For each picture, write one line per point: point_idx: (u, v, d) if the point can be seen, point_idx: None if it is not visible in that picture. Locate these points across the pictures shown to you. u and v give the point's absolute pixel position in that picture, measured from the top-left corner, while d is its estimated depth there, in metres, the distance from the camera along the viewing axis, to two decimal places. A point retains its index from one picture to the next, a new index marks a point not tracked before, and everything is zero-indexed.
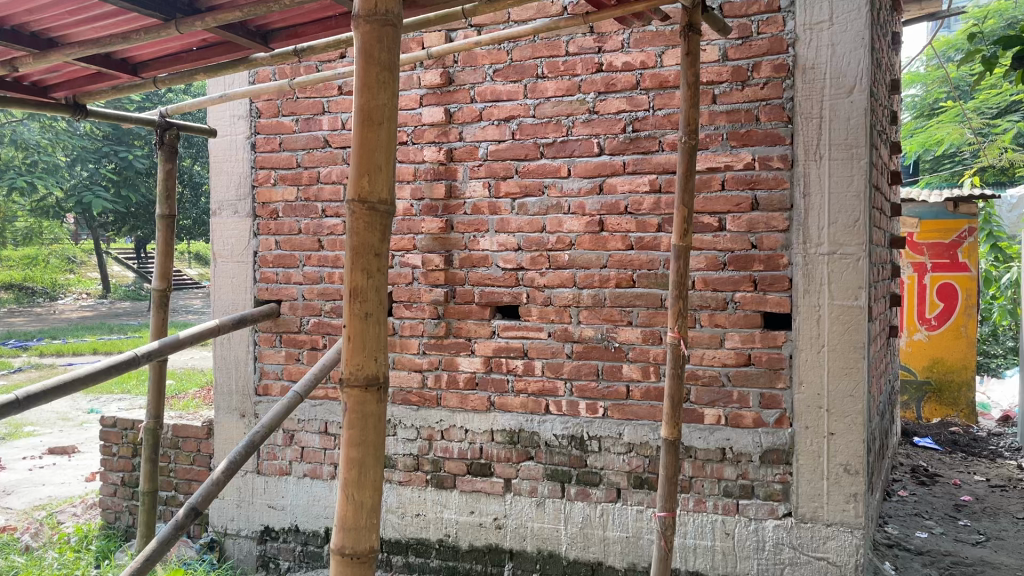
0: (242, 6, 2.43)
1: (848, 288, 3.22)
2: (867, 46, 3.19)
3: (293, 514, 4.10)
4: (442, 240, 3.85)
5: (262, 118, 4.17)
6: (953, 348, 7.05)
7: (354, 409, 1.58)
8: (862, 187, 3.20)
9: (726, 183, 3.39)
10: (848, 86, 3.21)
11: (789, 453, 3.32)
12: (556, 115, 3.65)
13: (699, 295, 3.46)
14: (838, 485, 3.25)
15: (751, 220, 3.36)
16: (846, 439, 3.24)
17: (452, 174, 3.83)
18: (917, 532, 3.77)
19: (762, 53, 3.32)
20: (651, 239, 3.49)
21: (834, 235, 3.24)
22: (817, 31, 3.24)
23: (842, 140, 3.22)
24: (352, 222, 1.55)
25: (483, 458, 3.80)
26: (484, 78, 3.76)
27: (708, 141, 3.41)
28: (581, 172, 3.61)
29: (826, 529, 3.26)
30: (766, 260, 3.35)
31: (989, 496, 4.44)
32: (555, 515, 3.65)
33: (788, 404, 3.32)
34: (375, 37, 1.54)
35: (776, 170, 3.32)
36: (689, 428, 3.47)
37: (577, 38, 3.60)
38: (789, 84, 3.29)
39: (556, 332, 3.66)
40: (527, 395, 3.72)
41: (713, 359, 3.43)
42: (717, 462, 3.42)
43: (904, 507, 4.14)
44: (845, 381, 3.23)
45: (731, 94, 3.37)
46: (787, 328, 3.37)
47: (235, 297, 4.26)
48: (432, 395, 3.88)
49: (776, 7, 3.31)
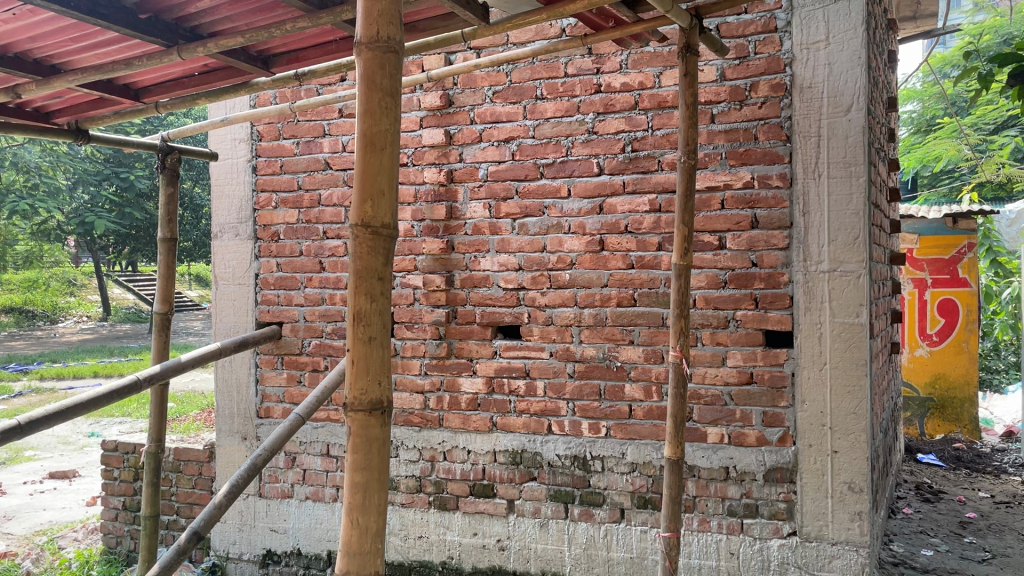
0: (243, 32, 2.45)
1: (849, 305, 3.23)
2: (864, 65, 3.20)
3: (294, 537, 4.08)
4: (443, 261, 3.86)
5: (262, 141, 4.20)
6: (954, 364, 7.04)
7: (358, 432, 1.58)
8: (861, 205, 3.21)
9: (725, 203, 3.41)
10: (846, 104, 3.23)
11: (793, 471, 3.31)
12: (556, 136, 3.67)
13: (699, 314, 3.47)
14: (843, 503, 3.23)
15: (751, 238, 3.37)
16: (850, 457, 3.23)
17: (452, 196, 3.85)
18: (922, 550, 3.75)
19: (759, 73, 3.35)
20: (652, 258, 3.50)
21: (834, 253, 3.24)
22: (814, 50, 3.27)
23: (841, 158, 3.24)
24: (355, 246, 1.56)
25: (485, 479, 3.78)
26: (484, 99, 3.79)
27: (707, 160, 3.44)
28: (580, 192, 3.62)
29: (832, 548, 3.24)
30: (767, 278, 3.35)
31: (994, 513, 4.40)
32: (559, 537, 3.63)
33: (791, 422, 3.32)
34: (378, 63, 1.56)
35: (775, 189, 3.34)
36: (692, 447, 3.46)
37: (575, 60, 3.62)
38: (787, 103, 3.31)
39: (557, 352, 3.67)
40: (529, 415, 3.71)
41: (715, 377, 3.43)
42: (720, 481, 3.41)
43: (909, 525, 4.11)
44: (848, 399, 3.23)
45: (729, 113, 3.40)
46: (789, 345, 3.37)
47: (237, 319, 4.26)
48: (434, 416, 3.87)
49: (773, 27, 3.33)
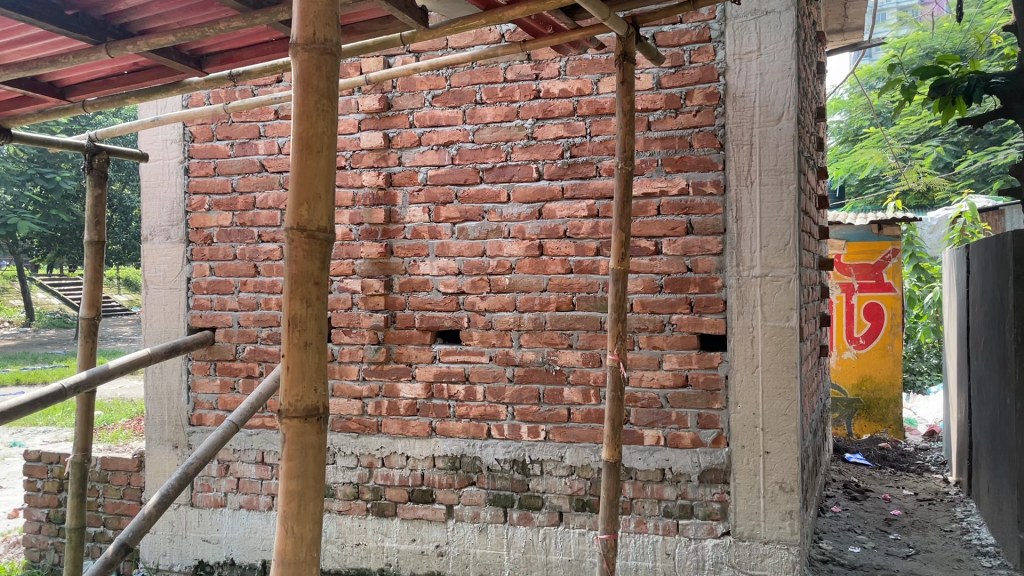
0: (176, 31, 2.39)
1: (780, 309, 3.31)
2: (794, 75, 3.30)
3: (228, 547, 3.98)
4: (381, 265, 3.83)
5: (195, 142, 4.10)
6: (880, 366, 7.28)
7: (293, 439, 1.55)
8: (791, 212, 3.30)
9: (661, 209, 3.47)
10: (777, 114, 3.32)
11: (726, 472, 3.38)
12: (495, 141, 3.68)
13: (636, 318, 3.52)
14: (774, 503, 3.31)
15: (686, 244, 3.44)
16: (781, 458, 3.31)
17: (391, 200, 3.82)
18: (850, 547, 3.86)
19: (694, 82, 3.43)
20: (590, 263, 3.54)
21: (765, 258, 3.33)
22: (746, 60, 3.36)
23: (772, 166, 3.33)
24: (290, 249, 1.53)
25: (424, 485, 3.76)
26: (423, 103, 3.77)
27: (643, 167, 3.49)
28: (520, 197, 3.64)
29: (764, 547, 3.32)
30: (701, 283, 3.42)
31: (918, 510, 4.57)
32: (497, 541, 3.63)
33: (724, 424, 3.39)
34: (314, 65, 1.54)
35: (709, 195, 3.41)
36: (629, 449, 3.50)
37: (514, 66, 3.64)
38: (721, 111, 3.39)
39: (497, 356, 3.67)
40: (468, 420, 3.71)
41: (651, 381, 3.48)
42: (656, 483, 3.47)
43: (838, 522, 4.24)
44: (779, 401, 3.31)
45: (665, 121, 3.46)
46: (722, 348, 3.44)
47: (168, 324, 4.15)
48: (372, 422, 3.84)
49: (707, 37, 3.41)
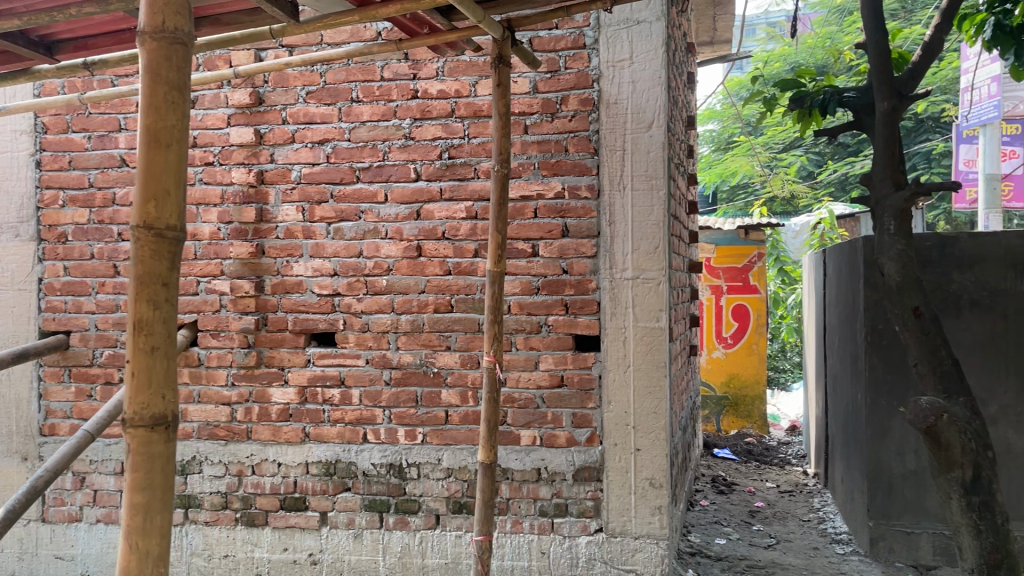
0: (19, 14, 2.23)
1: (650, 311, 3.41)
2: (663, 84, 3.41)
3: (83, 564, 3.74)
4: (252, 266, 3.70)
5: (48, 134, 3.84)
6: (746, 365, 7.64)
7: (138, 450, 1.47)
8: (661, 217, 3.41)
9: (538, 211, 3.51)
10: (647, 121, 3.42)
11: (600, 470, 3.45)
12: (372, 140, 3.62)
13: (514, 319, 3.54)
14: (645, 498, 3.41)
15: (562, 246, 3.49)
16: (651, 455, 3.41)
17: (263, 198, 3.69)
18: (716, 539, 4.02)
19: (569, 87, 3.48)
20: (468, 264, 3.54)
21: (637, 261, 3.42)
22: (618, 68, 3.44)
23: (643, 171, 3.42)
24: (136, 249, 1.45)
25: (297, 492, 3.66)
26: (297, 99, 3.67)
27: (521, 169, 3.52)
28: (397, 197, 3.60)
29: (634, 542, 3.41)
30: (577, 285, 3.48)
31: (779, 501, 4.81)
32: (373, 546, 3.57)
33: (598, 423, 3.46)
34: (163, 55, 1.46)
35: (584, 199, 3.47)
36: (505, 450, 3.52)
37: (391, 64, 3.60)
38: (595, 117, 3.46)
39: (373, 359, 3.61)
40: (343, 424, 3.63)
41: (528, 381, 3.52)
42: (532, 482, 3.50)
43: (706, 516, 4.40)
44: (649, 399, 3.41)
45: (541, 124, 3.50)
46: (596, 348, 3.51)
47: (16, 328, 3.86)
48: (241, 429, 3.70)
49: (582, 43, 3.48)
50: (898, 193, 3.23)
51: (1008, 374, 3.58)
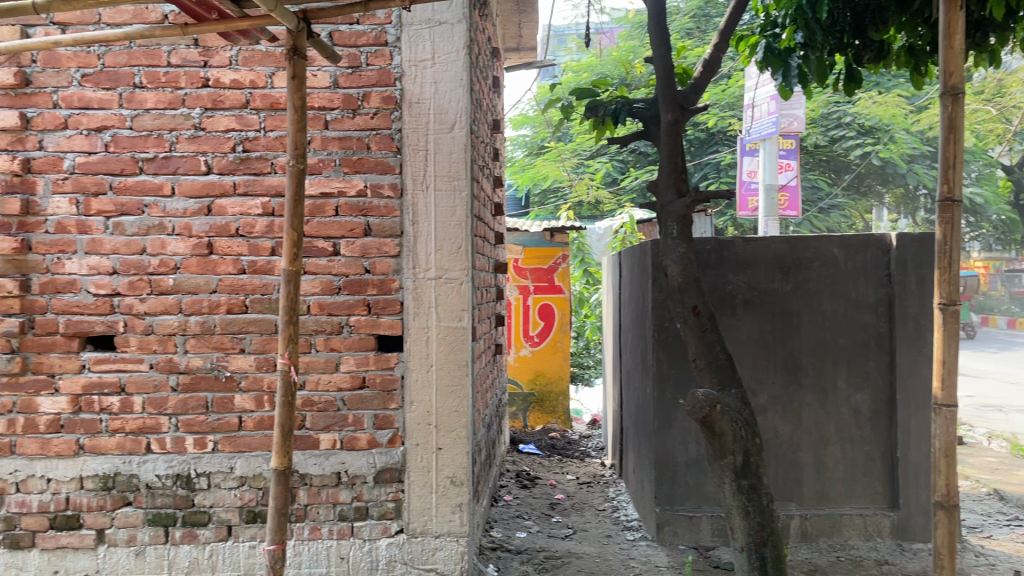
0: None
1: (452, 310, 3.44)
2: (465, 86, 3.44)
3: None
4: (15, 262, 3.34)
5: None
6: (551, 362, 7.90)
7: None
8: (463, 217, 3.44)
9: (339, 209, 3.42)
10: (450, 122, 3.44)
11: (401, 471, 3.43)
12: (157, 129, 3.38)
13: (313, 320, 3.43)
14: (445, 497, 3.43)
15: (364, 245, 3.43)
16: (452, 453, 3.44)
17: (30, 188, 3.35)
18: (517, 532, 4.12)
19: (371, 84, 3.43)
20: (264, 263, 3.40)
21: (439, 261, 3.43)
22: (421, 67, 3.44)
23: (445, 172, 3.44)
24: None
25: (70, 510, 3.35)
26: (70, 81, 3.36)
27: (320, 166, 3.42)
28: (185, 191, 3.39)
29: (435, 541, 3.42)
30: (379, 284, 3.44)
31: (578, 492, 5.01)
32: (157, 563, 3.35)
33: (399, 423, 3.43)
34: None
35: (387, 198, 3.43)
36: (303, 455, 3.41)
37: (179, 50, 3.39)
38: (397, 115, 3.43)
39: (158, 363, 3.38)
40: (123, 434, 3.37)
41: (328, 384, 3.42)
42: (332, 487, 3.41)
43: (508, 510, 4.50)
44: (451, 398, 3.43)
45: (342, 121, 3.42)
46: (399, 348, 3.48)
47: None
48: (2, 444, 3.34)
49: (383, 40, 3.44)
50: (681, 200, 3.46)
51: (776, 368, 3.92)
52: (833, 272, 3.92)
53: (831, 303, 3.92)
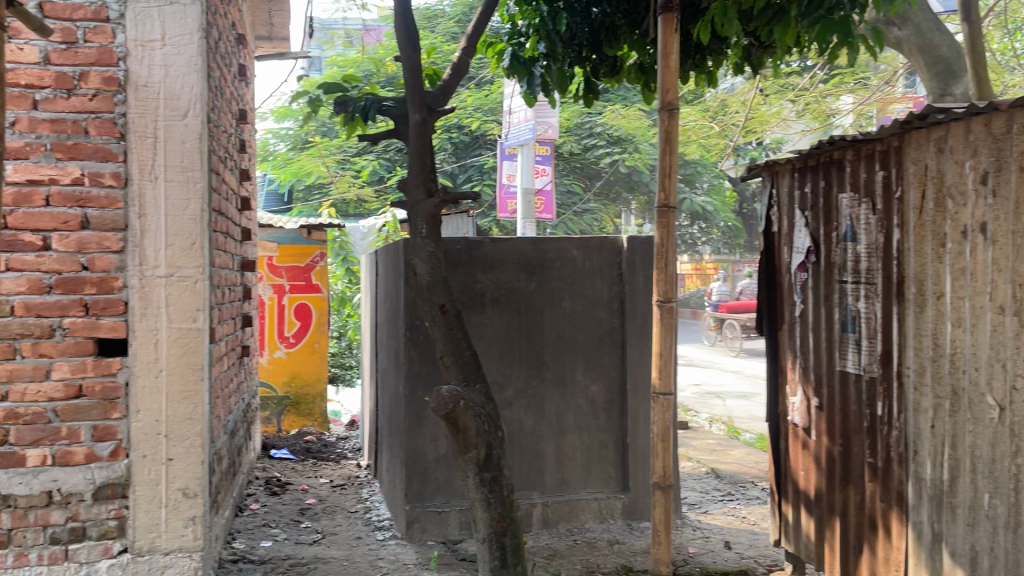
0: None
1: (185, 310, 3.22)
2: (200, 72, 3.24)
3: None
4: None
5: None
6: (308, 363, 7.40)
7: None
8: (197, 211, 3.24)
9: (50, 199, 3.08)
10: (182, 109, 3.22)
11: (125, 485, 3.16)
12: None
13: (18, 323, 3.06)
14: (177, 510, 3.21)
15: (81, 240, 3.11)
16: (185, 463, 3.22)
17: None
18: (261, 542, 3.94)
19: (89, 63, 3.12)
20: None
21: (170, 258, 3.20)
22: (148, 49, 3.19)
23: (178, 162, 3.22)
24: None
25: None
26: None
27: (28, 150, 3.06)
28: None
29: (164, 558, 3.19)
30: (99, 283, 3.13)
31: (330, 496, 4.90)
32: None
33: (124, 434, 3.15)
34: None
35: (108, 188, 3.14)
36: (6, 474, 3.05)
37: None
38: (120, 99, 3.15)
39: None
40: None
41: (36, 394, 3.07)
42: (41, 508, 3.08)
43: (254, 519, 4.29)
44: (183, 405, 3.21)
45: (54, 101, 3.08)
46: (123, 353, 3.20)
47: None
48: None
49: (105, 16, 3.15)
50: (428, 200, 3.49)
51: (520, 363, 4.08)
52: (572, 272, 4.15)
53: (570, 301, 4.14)
